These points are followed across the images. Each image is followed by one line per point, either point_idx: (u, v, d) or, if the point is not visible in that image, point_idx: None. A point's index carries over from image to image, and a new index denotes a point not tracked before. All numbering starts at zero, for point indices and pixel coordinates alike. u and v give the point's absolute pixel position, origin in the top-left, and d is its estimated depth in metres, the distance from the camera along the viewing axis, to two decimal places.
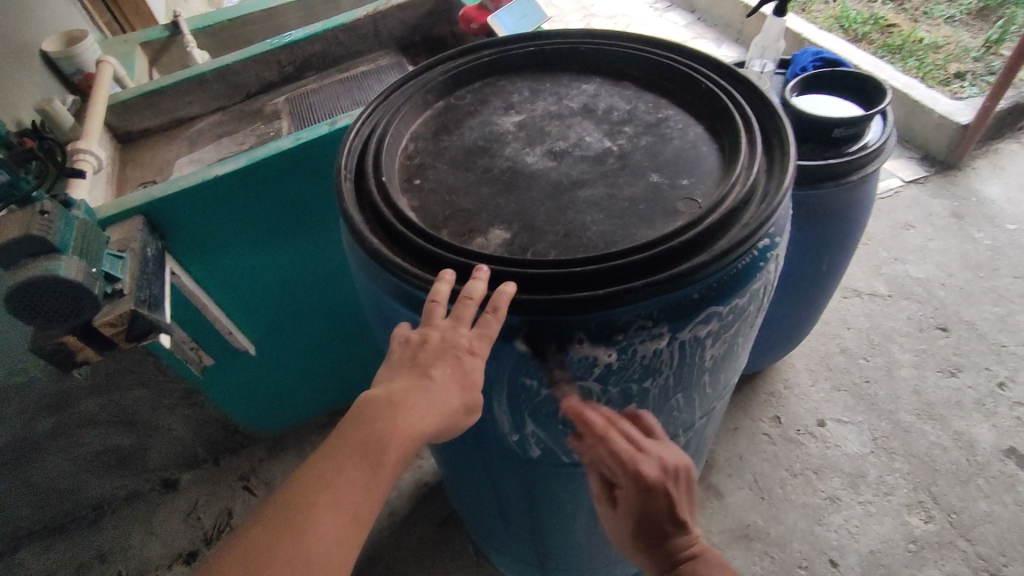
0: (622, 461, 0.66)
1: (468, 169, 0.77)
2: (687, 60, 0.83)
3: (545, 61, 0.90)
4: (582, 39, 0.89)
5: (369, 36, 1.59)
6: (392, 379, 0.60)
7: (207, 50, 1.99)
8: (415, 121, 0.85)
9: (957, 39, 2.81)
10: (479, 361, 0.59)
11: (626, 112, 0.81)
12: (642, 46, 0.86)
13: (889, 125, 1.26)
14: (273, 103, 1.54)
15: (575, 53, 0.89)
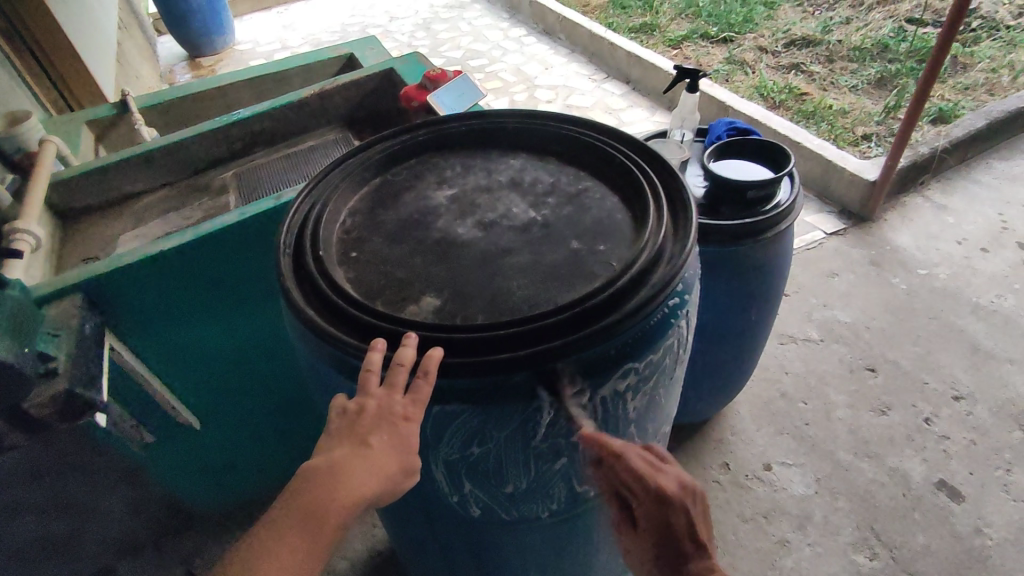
0: (637, 477, 0.68)
1: (404, 241, 0.82)
2: (603, 136, 0.91)
3: (476, 138, 0.97)
4: (509, 118, 0.97)
5: (316, 113, 1.66)
6: (332, 448, 0.62)
7: (155, 126, 2.02)
8: (354, 196, 0.90)
9: (861, 105, 3.11)
10: (413, 425, 0.62)
11: (549, 184, 0.89)
12: (563, 124, 0.94)
13: (797, 186, 1.38)
14: (221, 178, 1.57)
15: (503, 131, 0.96)
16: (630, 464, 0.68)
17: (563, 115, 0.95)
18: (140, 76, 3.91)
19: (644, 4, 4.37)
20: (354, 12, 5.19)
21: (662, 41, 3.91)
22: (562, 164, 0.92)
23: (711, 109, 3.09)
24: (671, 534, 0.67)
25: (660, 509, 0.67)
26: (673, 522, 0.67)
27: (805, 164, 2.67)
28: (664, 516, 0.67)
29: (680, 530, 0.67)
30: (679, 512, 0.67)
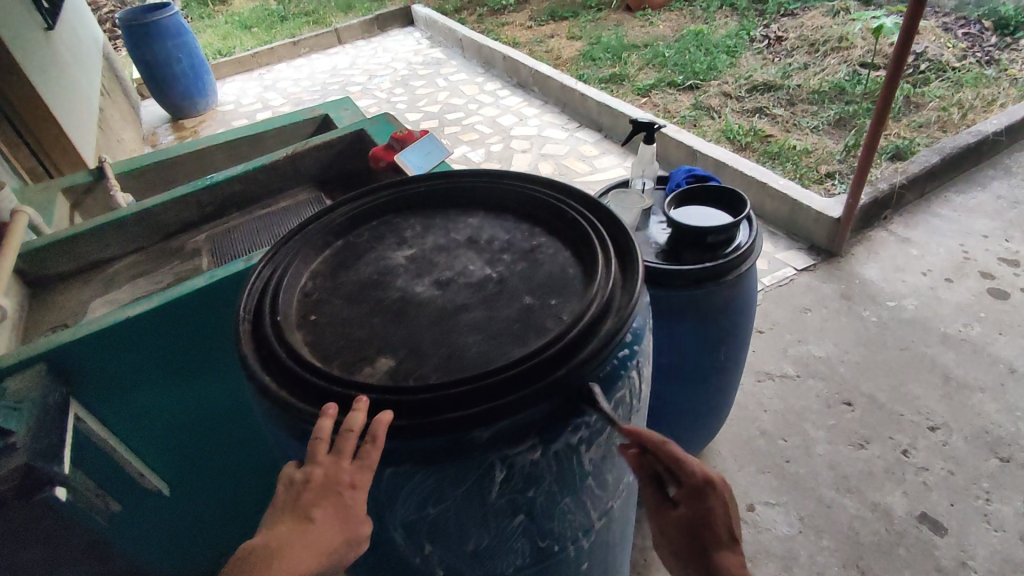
0: (686, 469, 0.73)
1: (362, 303, 0.84)
2: (556, 192, 0.95)
3: (436, 199, 1.01)
4: (466, 178, 1.01)
5: (288, 174, 1.70)
6: (275, 524, 0.61)
7: (131, 191, 2.06)
8: (314, 259, 0.92)
9: (822, 145, 3.24)
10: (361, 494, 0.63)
11: (505, 241, 0.91)
12: (519, 181, 0.98)
13: (756, 228, 1.43)
14: (193, 242, 1.60)
15: (462, 190, 1.00)
16: (681, 457, 0.72)
17: (519, 173, 0.99)
18: (122, 139, 3.96)
19: (613, 56, 4.56)
20: (335, 71, 5.36)
21: (631, 90, 4.06)
22: (518, 220, 0.96)
23: (680, 154, 3.19)
24: (708, 524, 0.74)
25: (697, 500, 0.74)
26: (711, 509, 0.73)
27: (772, 204, 2.75)
28: (702, 506, 0.74)
29: (716, 517, 0.73)
30: (718, 500, 0.73)
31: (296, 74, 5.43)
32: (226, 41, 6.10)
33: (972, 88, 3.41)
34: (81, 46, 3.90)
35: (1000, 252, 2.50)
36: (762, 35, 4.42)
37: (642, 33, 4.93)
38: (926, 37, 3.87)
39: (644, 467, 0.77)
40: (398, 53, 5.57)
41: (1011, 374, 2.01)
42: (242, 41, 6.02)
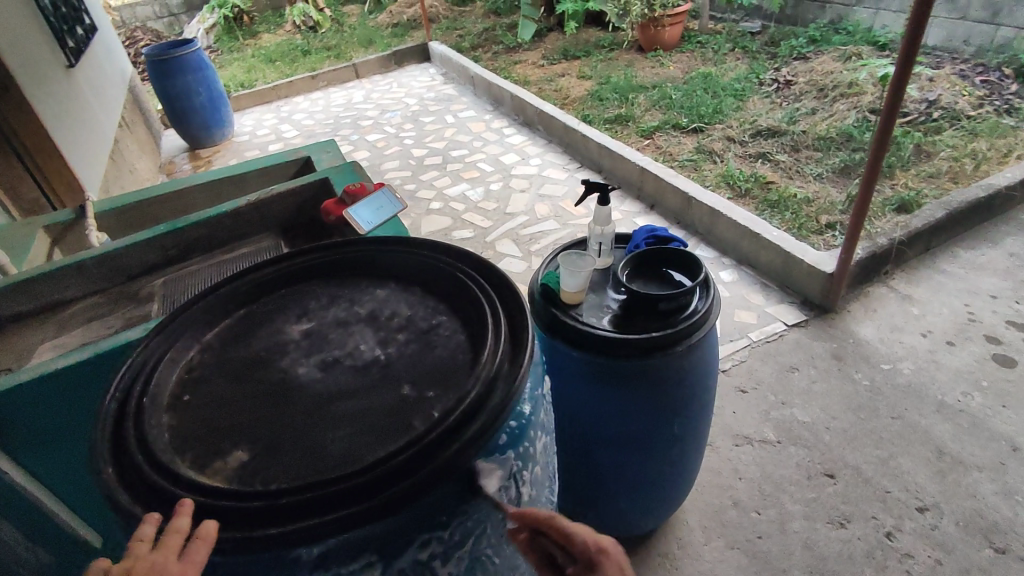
0: (571, 539, 0.71)
1: (243, 381, 0.80)
2: (466, 265, 0.91)
3: (348, 266, 0.97)
4: (379, 244, 0.98)
5: (253, 221, 1.68)
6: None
7: (111, 228, 2.08)
8: (210, 329, 0.89)
9: (825, 194, 3.15)
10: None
11: (405, 318, 0.88)
12: (432, 250, 0.95)
13: (715, 294, 1.35)
14: (151, 286, 1.58)
15: (373, 258, 0.97)
16: (565, 528, 0.71)
17: (434, 242, 0.96)
18: (136, 169, 4.06)
19: (620, 96, 4.55)
20: (349, 106, 5.48)
21: (635, 132, 4.04)
22: (426, 292, 0.92)
23: (676, 199, 3.14)
24: None
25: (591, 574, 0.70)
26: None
27: (766, 255, 2.67)
28: None
29: None
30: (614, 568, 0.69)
31: (312, 107, 5.56)
32: (250, 73, 6.30)
33: (986, 138, 3.30)
34: (105, 79, 4.03)
35: (1008, 314, 2.37)
36: (771, 79, 4.38)
37: (652, 73, 4.93)
38: (941, 84, 3.77)
39: (534, 550, 0.75)
40: (412, 89, 5.67)
41: (1012, 452, 1.88)
42: (264, 74, 6.21)
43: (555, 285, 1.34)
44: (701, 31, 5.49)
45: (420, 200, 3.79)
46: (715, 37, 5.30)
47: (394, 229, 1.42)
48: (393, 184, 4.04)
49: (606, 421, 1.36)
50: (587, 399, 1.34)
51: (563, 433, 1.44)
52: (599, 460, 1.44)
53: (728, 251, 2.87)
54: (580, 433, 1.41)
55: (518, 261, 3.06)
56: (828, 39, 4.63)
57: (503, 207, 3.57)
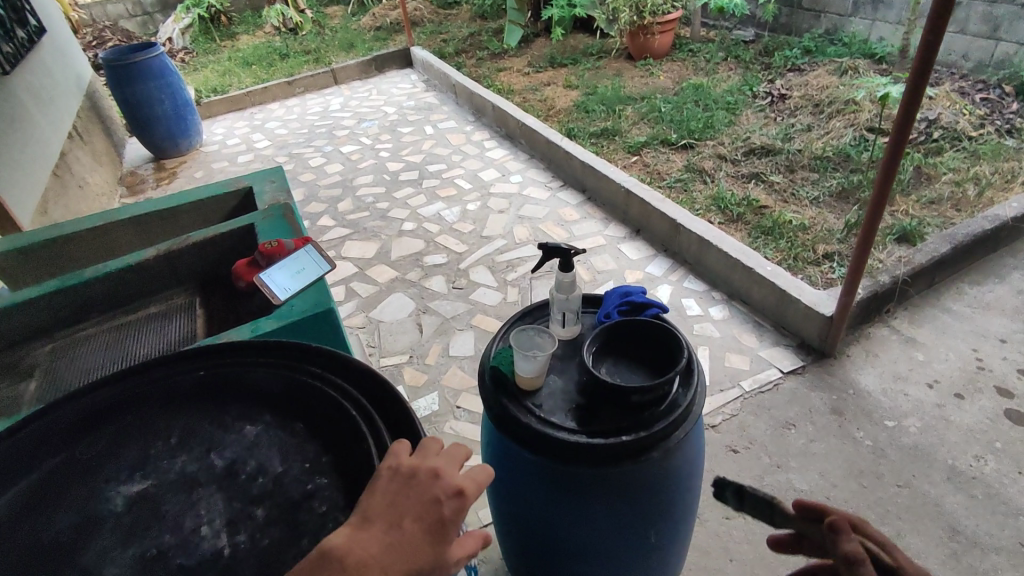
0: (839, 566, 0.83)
1: (45, 561, 0.75)
2: (363, 393, 0.89)
3: (215, 388, 0.95)
4: (254, 367, 0.96)
5: (163, 275, 1.45)
6: (370, 520, 0.72)
7: (16, 268, 1.81)
8: (40, 465, 0.85)
9: (821, 221, 2.94)
10: (462, 498, 0.75)
11: (274, 476, 0.83)
12: (330, 372, 0.93)
13: (699, 383, 1.12)
14: (34, 355, 1.33)
15: (248, 384, 0.94)
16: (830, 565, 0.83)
17: (337, 359, 0.95)
18: (87, 182, 3.77)
19: (607, 108, 4.32)
20: (325, 114, 5.23)
21: (622, 147, 3.81)
22: (308, 427, 0.89)
23: (663, 226, 2.93)
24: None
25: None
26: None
27: (759, 291, 2.46)
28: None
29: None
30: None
31: (287, 115, 5.31)
32: (223, 77, 6.02)
33: (990, 162, 3.10)
34: (53, 87, 3.75)
35: (1019, 362, 2.16)
36: (765, 91, 4.17)
37: (641, 84, 4.71)
38: (940, 102, 3.57)
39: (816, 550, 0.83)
40: (392, 97, 5.44)
41: None
42: (238, 79, 5.93)
43: (507, 369, 1.13)
44: (693, 39, 5.28)
45: (392, 220, 3.56)
46: (707, 46, 5.09)
47: (316, 297, 1.19)
48: (365, 201, 3.80)
49: (567, 530, 1.15)
50: (544, 504, 1.13)
51: (521, 534, 1.23)
52: (561, 568, 1.23)
53: (719, 284, 2.65)
54: (540, 538, 1.20)
55: (493, 291, 2.83)
56: (824, 50, 4.43)
57: (479, 229, 3.34)
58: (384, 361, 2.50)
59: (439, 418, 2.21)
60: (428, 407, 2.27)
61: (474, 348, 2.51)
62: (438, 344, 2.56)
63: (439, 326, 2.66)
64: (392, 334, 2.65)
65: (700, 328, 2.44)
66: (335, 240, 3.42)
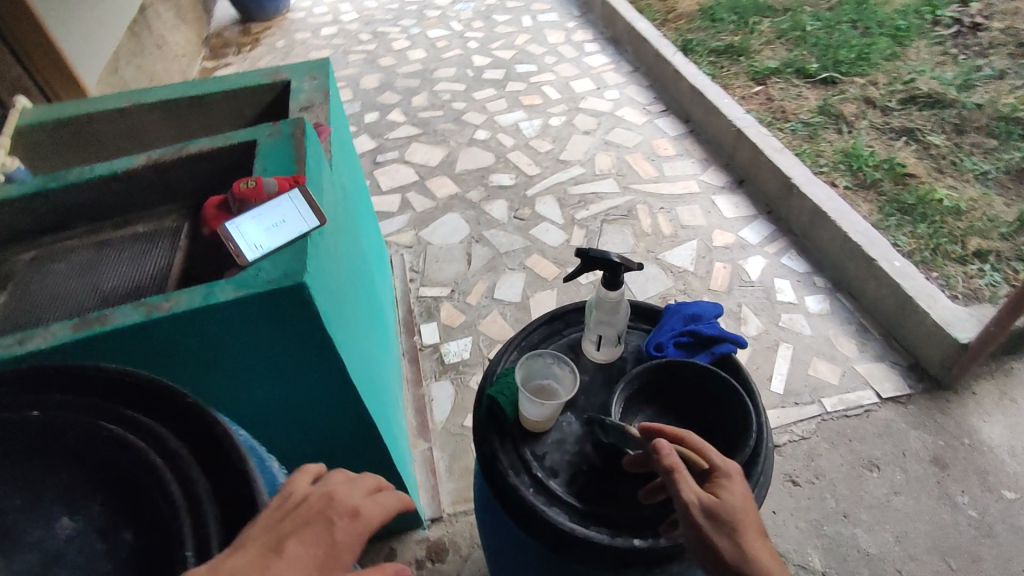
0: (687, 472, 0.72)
1: None
2: (219, 512, 0.62)
3: (43, 432, 0.67)
4: (104, 415, 0.67)
5: (155, 186, 1.24)
6: (246, 547, 0.58)
7: (41, 146, 1.66)
8: None
9: (984, 205, 2.32)
10: (353, 523, 0.65)
11: None
12: (174, 440, 0.66)
13: (762, 481, 0.81)
14: (14, 263, 1.19)
15: (90, 441, 0.66)
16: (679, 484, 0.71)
17: (190, 419, 0.67)
18: (166, 41, 3.62)
19: (739, 18, 3.59)
20: None
21: (746, 71, 3.16)
22: (136, 543, 0.62)
23: (774, 182, 2.42)
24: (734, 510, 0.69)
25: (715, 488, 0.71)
26: (715, 549, 0.66)
27: (876, 289, 1.99)
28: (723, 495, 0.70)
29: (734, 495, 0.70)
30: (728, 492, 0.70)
31: None
32: None
33: None
34: None
35: None
36: (951, 18, 3.28)
37: None
38: None
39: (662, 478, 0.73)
40: None
41: None
42: None
43: (506, 404, 0.87)
44: None
45: (465, 124, 3.20)
46: None
47: (291, 261, 0.92)
48: (441, 97, 3.44)
49: None
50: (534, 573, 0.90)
51: None
52: None
53: (826, 267, 2.19)
54: None
55: (557, 229, 2.49)
56: None
57: (558, 150, 2.93)
58: (424, 291, 2.29)
59: (467, 368, 2.02)
60: (459, 353, 2.06)
61: (521, 294, 2.24)
62: (484, 281, 2.31)
63: (490, 261, 2.39)
64: (438, 260, 2.41)
65: (789, 320, 2.03)
66: (400, 139, 3.14)
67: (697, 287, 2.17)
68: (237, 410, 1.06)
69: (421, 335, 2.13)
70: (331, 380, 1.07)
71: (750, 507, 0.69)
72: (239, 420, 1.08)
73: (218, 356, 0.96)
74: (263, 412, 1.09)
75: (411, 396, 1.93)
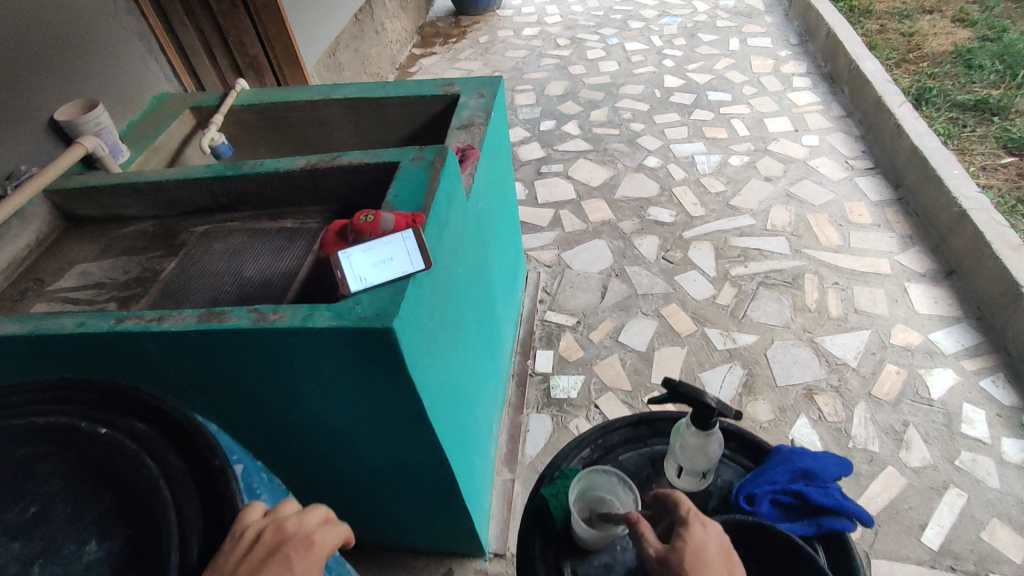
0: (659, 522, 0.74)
1: None
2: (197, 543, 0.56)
3: (50, 431, 0.62)
4: (109, 414, 0.63)
5: (308, 189, 1.35)
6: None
7: (246, 125, 1.91)
8: None
9: None
10: (307, 556, 0.57)
11: None
12: (187, 485, 0.58)
13: None
14: (189, 234, 1.41)
15: (88, 436, 0.61)
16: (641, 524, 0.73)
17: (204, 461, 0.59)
18: (384, 29, 3.97)
19: (1004, 69, 2.96)
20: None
21: (996, 137, 2.61)
22: (119, 556, 0.55)
23: (996, 284, 1.97)
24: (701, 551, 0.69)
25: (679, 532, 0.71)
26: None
27: None
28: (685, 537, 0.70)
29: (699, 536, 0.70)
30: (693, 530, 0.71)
31: None
32: None
33: None
34: None
35: None
36: None
37: None
38: None
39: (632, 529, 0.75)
40: None
41: None
42: None
43: (557, 510, 0.82)
44: None
45: (639, 147, 3.07)
46: None
47: (386, 301, 0.94)
48: (621, 115, 3.33)
49: None
50: None
51: None
52: None
53: None
54: None
55: (706, 282, 2.29)
56: None
57: (731, 193, 2.69)
58: (550, 315, 2.25)
59: (571, 409, 1.94)
60: (567, 390, 2.00)
61: (648, 344, 2.10)
62: (613, 320, 2.20)
63: (625, 300, 2.27)
64: (573, 287, 2.35)
65: (970, 461, 1.65)
66: (569, 153, 3.10)
67: (855, 388, 1.85)
68: (326, 420, 1.11)
69: (534, 361, 2.10)
70: (410, 414, 1.07)
71: (709, 547, 0.69)
72: (326, 429, 1.13)
73: (314, 377, 1.01)
74: (347, 428, 1.12)
75: (508, 420, 1.91)
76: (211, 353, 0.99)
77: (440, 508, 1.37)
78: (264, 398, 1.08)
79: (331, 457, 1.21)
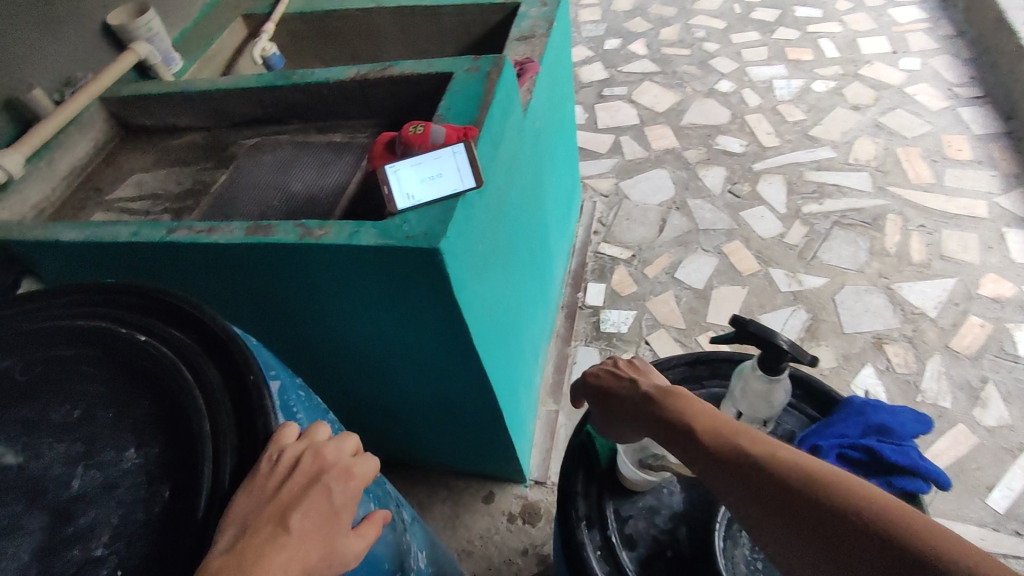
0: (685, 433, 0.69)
1: None
2: (232, 456, 0.55)
3: (97, 334, 0.62)
4: (152, 320, 0.63)
5: (357, 100, 1.29)
6: (251, 520, 0.51)
7: (298, 34, 1.84)
8: None
9: None
10: (346, 488, 0.56)
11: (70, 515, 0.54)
12: (222, 396, 0.58)
13: None
14: (239, 147, 1.39)
15: (132, 342, 0.62)
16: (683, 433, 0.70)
17: (239, 375, 0.58)
18: None
19: None
20: None
21: None
22: (160, 461, 0.56)
23: None
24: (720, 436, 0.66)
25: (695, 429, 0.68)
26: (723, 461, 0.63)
27: None
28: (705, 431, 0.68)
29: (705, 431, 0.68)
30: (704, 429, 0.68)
31: None
32: None
33: None
34: None
35: None
36: None
37: None
38: None
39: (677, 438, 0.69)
40: None
41: None
42: None
43: (601, 447, 0.83)
44: None
45: (711, 69, 2.81)
46: None
47: (434, 221, 0.89)
48: (694, 33, 3.05)
49: None
50: None
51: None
52: None
53: None
54: None
55: (773, 219, 2.13)
56: None
57: (811, 123, 2.45)
58: (603, 248, 2.16)
59: (620, 343, 1.89)
60: (617, 325, 1.94)
61: (705, 282, 2.00)
62: (671, 256, 2.10)
63: (684, 234, 2.15)
64: (630, 219, 2.24)
65: None
66: (634, 74, 2.88)
67: (932, 340, 1.71)
68: (371, 339, 1.10)
69: (585, 293, 2.04)
70: (454, 337, 1.04)
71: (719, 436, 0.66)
72: (372, 348, 1.13)
73: (359, 295, 0.99)
74: (393, 348, 1.11)
75: (555, 351, 1.89)
76: (257, 267, 0.98)
77: (482, 432, 1.38)
78: (312, 315, 1.08)
79: (378, 377, 1.23)
